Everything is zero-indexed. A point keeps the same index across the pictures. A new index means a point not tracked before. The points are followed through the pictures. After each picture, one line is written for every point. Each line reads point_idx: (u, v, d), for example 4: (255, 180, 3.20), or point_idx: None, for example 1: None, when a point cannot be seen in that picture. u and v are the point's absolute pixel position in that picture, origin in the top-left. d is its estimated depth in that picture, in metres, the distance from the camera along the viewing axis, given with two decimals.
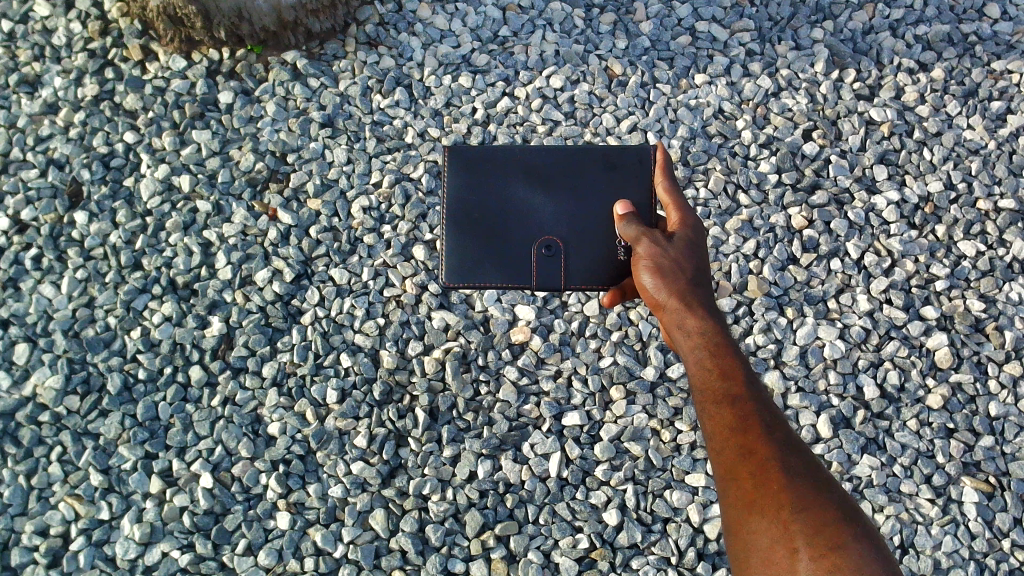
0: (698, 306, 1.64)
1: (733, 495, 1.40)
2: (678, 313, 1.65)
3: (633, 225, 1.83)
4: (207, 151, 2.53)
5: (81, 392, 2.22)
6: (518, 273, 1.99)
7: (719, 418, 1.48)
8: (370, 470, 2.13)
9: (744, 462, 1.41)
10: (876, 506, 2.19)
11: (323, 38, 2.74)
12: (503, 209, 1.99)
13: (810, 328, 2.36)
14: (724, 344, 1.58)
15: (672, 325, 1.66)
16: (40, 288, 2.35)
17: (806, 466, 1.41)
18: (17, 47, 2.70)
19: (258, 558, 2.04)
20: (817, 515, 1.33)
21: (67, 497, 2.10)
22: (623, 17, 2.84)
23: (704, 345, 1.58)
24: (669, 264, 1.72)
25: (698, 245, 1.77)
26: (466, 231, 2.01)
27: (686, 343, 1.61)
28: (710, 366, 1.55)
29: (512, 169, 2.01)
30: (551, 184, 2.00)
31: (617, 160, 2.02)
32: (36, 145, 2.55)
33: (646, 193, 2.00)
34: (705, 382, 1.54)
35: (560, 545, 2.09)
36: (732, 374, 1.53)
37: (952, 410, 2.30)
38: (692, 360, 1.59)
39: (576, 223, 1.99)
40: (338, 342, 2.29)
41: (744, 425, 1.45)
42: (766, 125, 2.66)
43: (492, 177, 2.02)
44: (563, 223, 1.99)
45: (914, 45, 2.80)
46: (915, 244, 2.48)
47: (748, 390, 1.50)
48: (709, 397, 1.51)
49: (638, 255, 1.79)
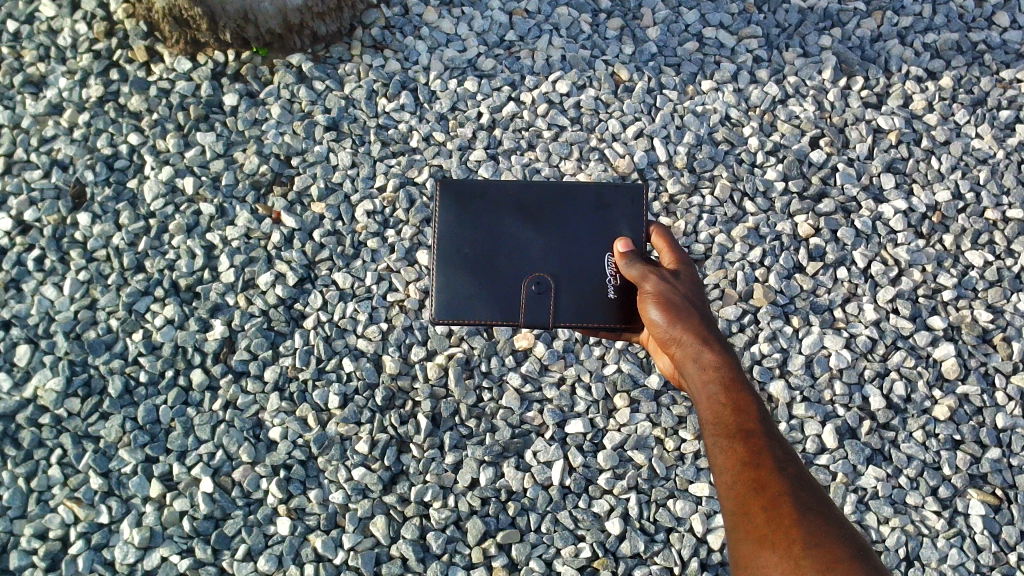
0: (710, 341, 1.72)
1: (744, 529, 1.42)
2: (691, 347, 1.73)
3: (638, 264, 1.88)
4: (211, 154, 2.52)
5: (82, 394, 2.21)
6: (508, 309, 1.98)
7: (731, 451, 1.52)
8: (371, 476, 2.12)
9: (757, 496, 1.44)
10: (882, 517, 2.17)
11: (329, 41, 2.72)
12: (494, 242, 1.98)
13: (816, 337, 2.34)
14: (736, 379, 1.64)
15: (686, 359, 1.73)
16: (43, 289, 2.34)
17: (817, 502, 1.43)
18: (22, 47, 2.70)
19: (258, 563, 2.03)
20: (829, 551, 1.34)
21: (67, 500, 2.09)
22: (630, 22, 2.82)
23: (718, 379, 1.65)
24: (677, 299, 1.80)
25: (697, 287, 1.88)
26: (458, 265, 1.99)
27: (698, 376, 1.68)
28: (724, 399, 1.61)
29: (503, 206, 2.00)
30: (541, 219, 2.00)
31: (609, 197, 2.01)
32: (40, 145, 2.55)
33: (637, 231, 2.01)
34: (718, 416, 1.59)
35: (562, 554, 2.08)
36: (745, 409, 1.58)
37: (959, 422, 2.27)
38: (706, 394, 1.65)
39: (566, 261, 1.99)
40: (341, 347, 2.28)
41: (756, 460, 1.49)
42: (773, 132, 2.64)
43: (482, 209, 2.00)
44: (553, 260, 1.98)
45: (923, 53, 2.79)
46: (922, 254, 2.47)
47: (760, 426, 1.55)
48: (722, 430, 1.56)
49: (644, 292, 1.85)
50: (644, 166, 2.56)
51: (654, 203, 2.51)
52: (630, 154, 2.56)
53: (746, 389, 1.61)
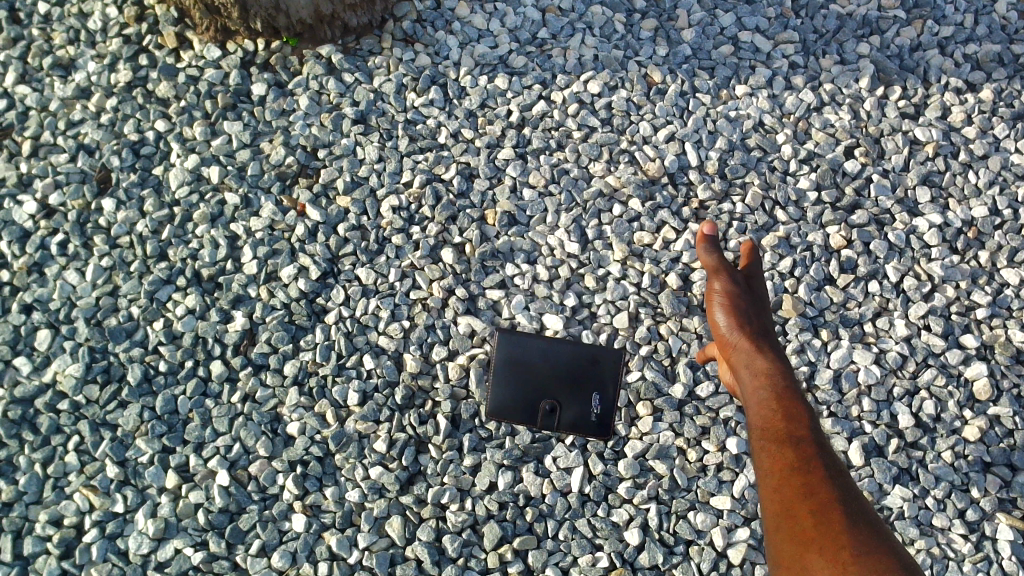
0: (766, 351, 1.82)
1: (790, 530, 1.45)
2: (748, 355, 1.82)
3: (716, 258, 2.00)
4: (237, 143, 2.50)
5: (101, 381, 2.20)
6: (523, 412, 2.15)
7: (778, 455, 1.57)
8: (388, 475, 2.09)
9: (805, 500, 1.47)
10: (906, 538, 2.11)
11: (360, 33, 2.70)
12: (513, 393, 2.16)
13: (845, 351, 2.27)
14: (789, 390, 1.70)
15: (741, 366, 1.82)
16: (65, 274, 2.34)
17: (864, 513, 1.45)
18: (51, 30, 2.71)
19: (272, 559, 2.02)
20: (877, 559, 1.36)
21: (83, 488, 2.09)
22: (665, 23, 2.78)
23: (769, 388, 1.72)
24: (743, 306, 1.91)
25: (761, 302, 1.98)
26: (494, 375, 2.18)
27: (750, 382, 1.76)
28: (774, 405, 1.68)
29: (520, 368, 2.19)
30: (546, 378, 2.19)
31: (597, 359, 2.19)
32: (67, 129, 2.54)
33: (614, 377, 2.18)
34: (769, 422, 1.65)
35: (579, 563, 2.05)
36: (795, 416, 1.64)
37: (989, 444, 2.20)
38: (756, 399, 1.72)
39: (564, 392, 2.17)
40: (361, 343, 2.24)
41: (805, 466, 1.52)
42: (807, 140, 2.59)
43: (506, 372, 2.18)
44: (553, 395, 2.17)
45: (963, 64, 2.73)
46: (958, 270, 2.39)
47: (810, 434, 1.59)
48: (771, 435, 1.61)
49: (713, 291, 1.97)
50: (675, 170, 2.50)
51: (684, 207, 2.45)
52: (661, 157, 2.51)
53: (797, 397, 1.67)
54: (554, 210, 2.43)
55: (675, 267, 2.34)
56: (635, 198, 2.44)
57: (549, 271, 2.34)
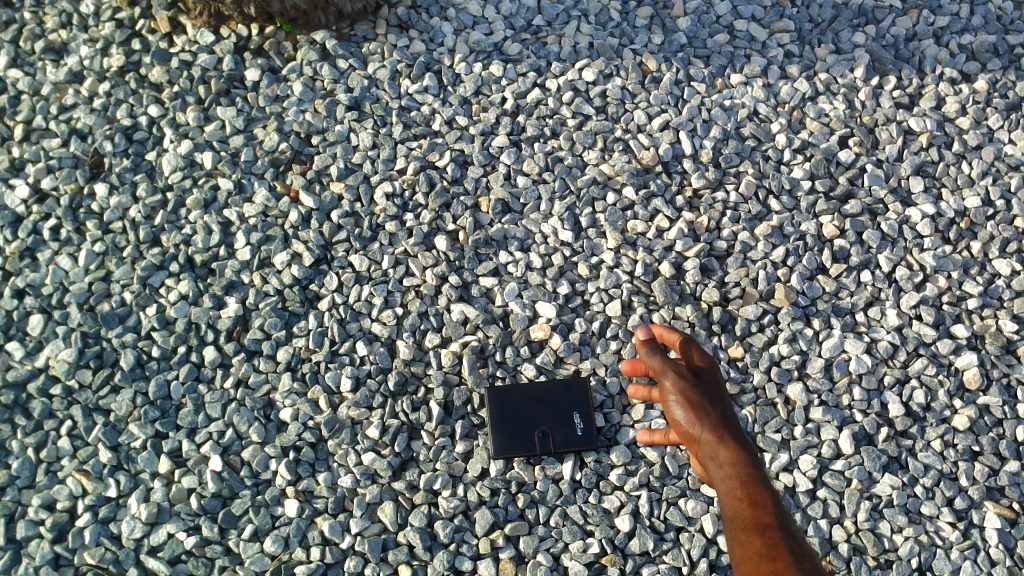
0: (727, 430, 1.73)
1: None
2: (708, 438, 1.74)
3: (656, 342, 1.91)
4: (231, 129, 2.49)
5: (94, 366, 2.20)
6: (509, 443, 2.12)
7: (748, 548, 1.51)
8: (381, 461, 2.10)
9: None
10: (895, 526, 2.09)
11: (354, 19, 2.68)
12: (503, 419, 2.14)
13: (836, 341, 2.26)
14: (754, 471, 1.64)
15: (703, 453, 1.73)
16: (58, 259, 2.34)
17: None
18: (44, 14, 2.70)
19: (264, 545, 2.02)
20: None
21: (76, 472, 2.09)
22: (660, 11, 2.78)
23: (734, 473, 1.65)
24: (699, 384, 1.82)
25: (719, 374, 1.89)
26: (485, 405, 2.16)
27: (715, 470, 1.69)
28: (740, 492, 1.61)
29: (509, 398, 2.17)
30: (533, 404, 2.17)
31: (574, 405, 2.16)
32: (59, 113, 2.53)
33: (587, 402, 2.17)
34: (736, 510, 1.59)
35: (570, 549, 2.05)
36: (761, 503, 1.58)
37: (978, 433, 2.19)
38: (723, 490, 1.65)
39: (549, 420, 2.14)
40: (355, 330, 2.25)
41: (774, 556, 1.47)
42: (802, 130, 2.59)
43: (497, 402, 2.16)
44: (539, 423, 2.14)
45: (958, 55, 2.73)
46: (949, 260, 2.40)
47: (778, 521, 1.54)
48: (739, 525, 1.56)
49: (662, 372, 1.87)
50: (669, 159, 2.50)
51: (677, 196, 2.45)
52: (655, 145, 2.51)
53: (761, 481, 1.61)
54: (547, 197, 2.43)
55: (668, 256, 2.35)
56: (629, 187, 2.43)
57: (543, 258, 2.34)
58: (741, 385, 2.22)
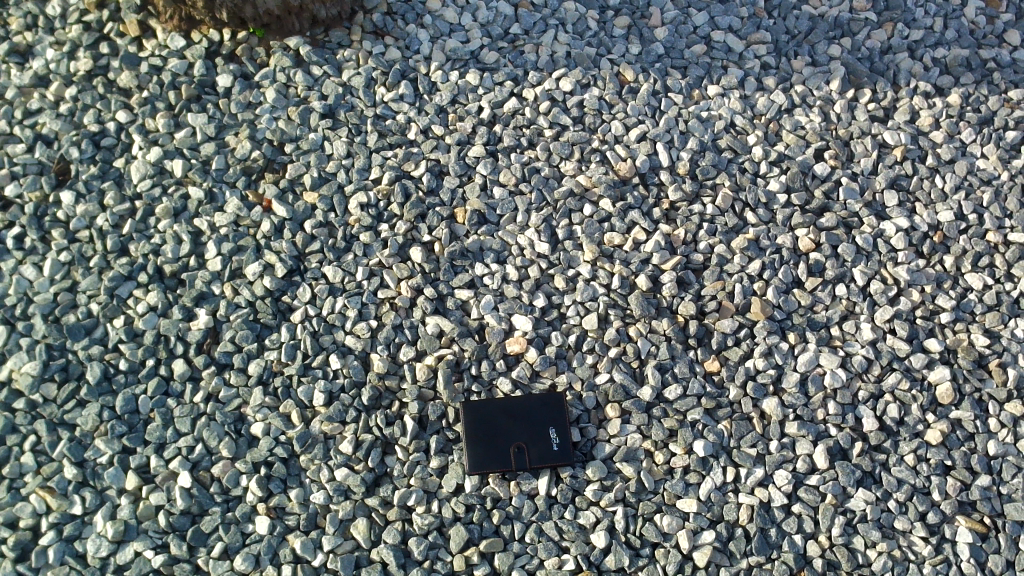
0: None
1: None
2: None
3: None
4: (202, 136, 2.45)
5: (59, 379, 2.15)
6: (484, 459, 2.09)
7: None
8: (354, 477, 2.07)
9: None
10: (868, 541, 2.10)
11: (329, 25, 2.65)
12: (479, 435, 2.11)
13: (811, 355, 2.27)
14: None
15: None
16: (22, 268, 2.28)
17: None
18: (9, 15, 2.64)
19: (234, 563, 1.98)
20: None
21: (39, 489, 2.04)
22: (638, 21, 2.78)
23: None
24: None
25: None
26: (461, 421, 2.13)
27: None
28: None
29: (485, 413, 2.14)
30: (509, 418, 2.14)
31: (550, 420, 2.13)
32: (24, 118, 2.48)
33: (563, 416, 2.14)
34: None
35: (545, 566, 2.04)
36: None
37: (950, 447, 2.21)
38: None
39: (525, 436, 2.11)
40: (328, 343, 2.21)
41: None
42: (778, 142, 2.60)
43: (472, 417, 2.13)
44: (515, 439, 2.11)
45: (932, 69, 2.76)
46: (922, 274, 2.42)
47: None
48: None
49: None
50: (646, 170, 2.50)
51: (654, 208, 2.45)
52: (632, 157, 2.50)
53: None
54: (524, 209, 2.41)
55: (645, 268, 2.34)
56: (606, 199, 2.43)
57: (518, 271, 2.33)
58: (717, 399, 2.21)
